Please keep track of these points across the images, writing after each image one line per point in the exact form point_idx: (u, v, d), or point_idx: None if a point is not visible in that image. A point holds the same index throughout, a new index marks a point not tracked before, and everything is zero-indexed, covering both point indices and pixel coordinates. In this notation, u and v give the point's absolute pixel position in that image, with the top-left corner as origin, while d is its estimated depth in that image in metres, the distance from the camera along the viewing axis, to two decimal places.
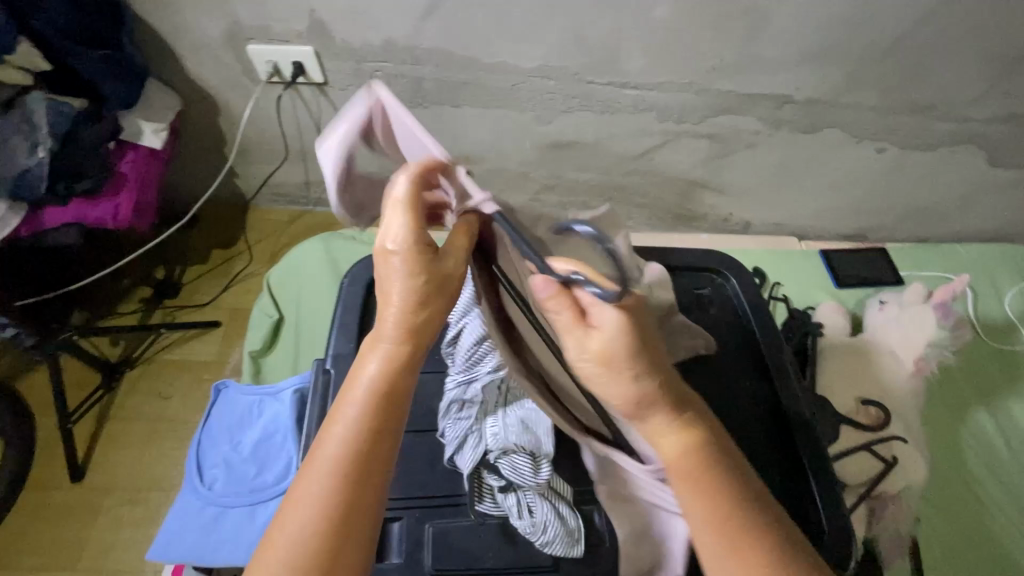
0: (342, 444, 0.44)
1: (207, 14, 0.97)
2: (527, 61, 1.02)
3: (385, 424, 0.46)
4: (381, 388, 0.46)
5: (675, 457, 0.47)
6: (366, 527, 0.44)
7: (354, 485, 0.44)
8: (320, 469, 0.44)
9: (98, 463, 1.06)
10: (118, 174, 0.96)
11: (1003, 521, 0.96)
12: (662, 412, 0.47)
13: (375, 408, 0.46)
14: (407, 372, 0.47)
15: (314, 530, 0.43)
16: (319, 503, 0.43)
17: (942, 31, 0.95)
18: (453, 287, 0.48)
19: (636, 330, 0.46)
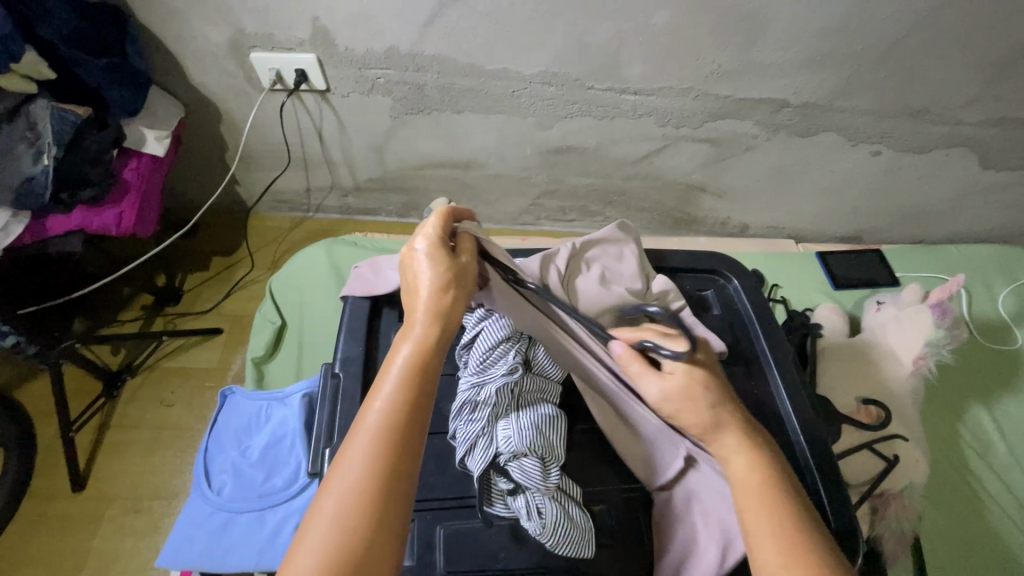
0: (380, 416, 0.46)
1: (211, 22, 0.98)
2: (529, 68, 1.03)
3: (418, 397, 0.48)
4: (415, 365, 0.49)
5: (744, 474, 0.52)
6: (404, 500, 0.44)
7: (392, 455, 0.44)
8: (359, 442, 0.45)
9: (100, 472, 1.05)
10: (122, 181, 0.96)
11: (1004, 517, 0.97)
12: (729, 433, 0.53)
13: (410, 383, 0.48)
14: (436, 353, 0.50)
15: (353, 500, 0.42)
16: (359, 474, 0.43)
17: (935, 36, 0.97)
18: (469, 278, 0.55)
19: (703, 378, 0.55)
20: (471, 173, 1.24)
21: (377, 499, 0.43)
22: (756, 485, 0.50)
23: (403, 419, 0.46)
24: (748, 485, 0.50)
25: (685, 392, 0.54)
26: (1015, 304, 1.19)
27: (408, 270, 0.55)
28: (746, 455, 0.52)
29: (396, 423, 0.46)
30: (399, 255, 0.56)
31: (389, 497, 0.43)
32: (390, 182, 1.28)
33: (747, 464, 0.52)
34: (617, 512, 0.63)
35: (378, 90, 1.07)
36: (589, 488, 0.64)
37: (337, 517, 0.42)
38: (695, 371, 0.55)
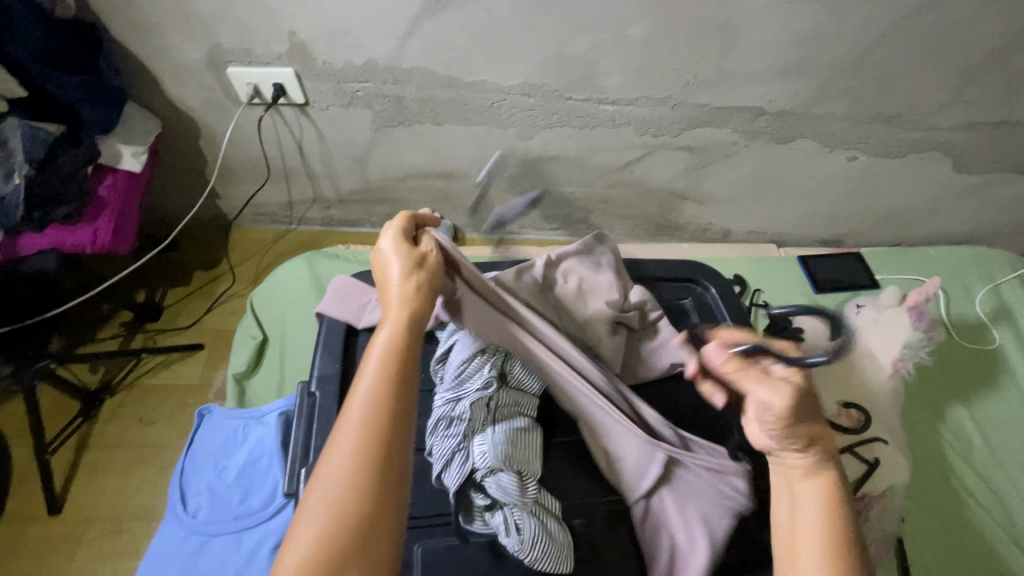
0: (368, 398, 0.47)
1: (187, 38, 0.97)
2: (508, 79, 1.04)
3: (403, 377, 0.49)
4: (397, 347, 0.50)
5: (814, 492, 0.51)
6: (396, 477, 0.44)
7: (380, 432, 0.45)
8: (348, 425, 0.46)
9: (78, 493, 1.03)
10: (98, 198, 0.95)
11: (986, 516, 0.98)
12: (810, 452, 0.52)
13: (389, 365, 0.49)
14: (414, 334, 0.52)
15: (346, 481, 0.43)
16: (351, 455, 0.44)
17: (904, 45, 0.99)
18: (433, 270, 0.58)
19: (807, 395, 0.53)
20: (453, 183, 1.25)
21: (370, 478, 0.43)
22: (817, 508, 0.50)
23: (389, 398, 0.47)
24: (809, 508, 0.51)
25: (795, 401, 0.52)
26: (992, 304, 1.21)
27: (380, 269, 0.57)
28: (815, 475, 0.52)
29: (383, 402, 0.47)
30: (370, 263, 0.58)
31: (383, 474, 0.44)
32: (373, 193, 1.27)
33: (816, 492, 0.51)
34: (593, 522, 0.63)
35: (358, 103, 1.07)
36: (568, 501, 0.64)
37: (334, 496, 0.43)
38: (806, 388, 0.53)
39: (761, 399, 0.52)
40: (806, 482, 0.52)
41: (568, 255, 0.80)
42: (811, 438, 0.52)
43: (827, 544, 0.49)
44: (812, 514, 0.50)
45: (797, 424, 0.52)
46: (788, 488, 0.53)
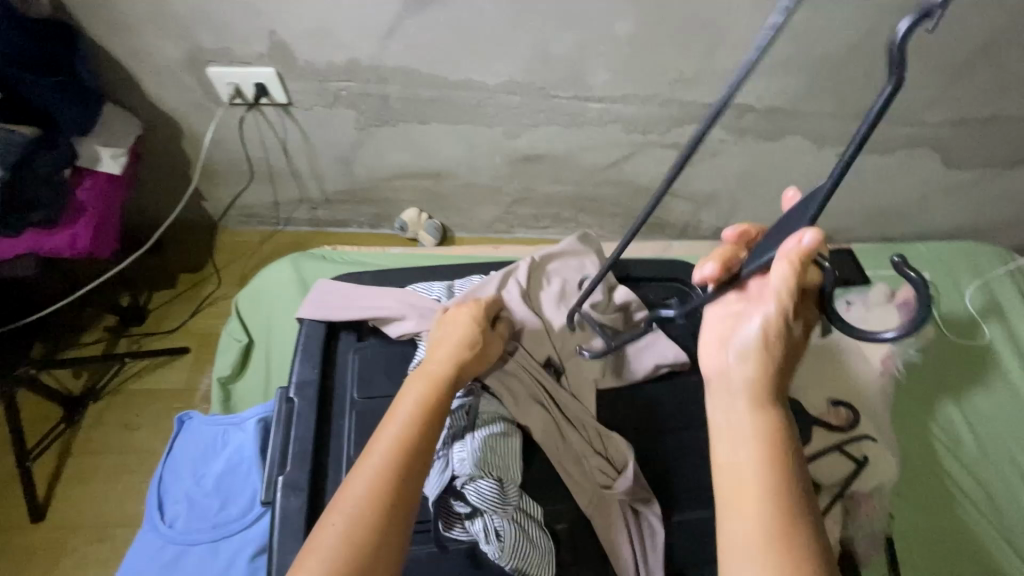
0: (406, 420, 0.50)
1: (166, 38, 0.96)
2: (494, 78, 1.02)
3: (440, 410, 0.52)
4: (439, 385, 0.54)
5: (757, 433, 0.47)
6: (416, 499, 0.46)
7: (403, 470, 0.46)
8: (381, 443, 0.48)
9: (62, 500, 1.02)
10: (76, 202, 0.94)
11: (976, 513, 0.98)
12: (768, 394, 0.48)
13: (422, 410, 0.51)
14: (450, 388, 0.55)
15: (362, 511, 0.44)
16: (381, 469, 0.46)
17: (891, 40, 0.98)
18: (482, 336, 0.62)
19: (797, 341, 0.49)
20: (441, 182, 1.23)
21: (395, 493, 0.45)
22: (757, 453, 0.46)
23: (426, 424, 0.50)
24: (745, 448, 0.46)
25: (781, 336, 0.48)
26: (982, 300, 1.21)
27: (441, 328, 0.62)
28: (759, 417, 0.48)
29: (419, 427, 0.50)
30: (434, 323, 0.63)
31: (406, 494, 0.46)
32: (360, 194, 1.26)
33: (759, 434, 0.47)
34: (572, 527, 0.65)
35: (342, 103, 1.06)
36: (548, 506, 0.65)
37: (356, 504, 0.44)
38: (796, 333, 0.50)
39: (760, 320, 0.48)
40: (748, 422, 0.47)
41: (551, 258, 0.80)
42: (767, 374, 0.48)
43: (764, 489, 0.44)
44: (749, 455, 0.46)
45: (767, 360, 0.48)
46: (726, 427, 0.48)
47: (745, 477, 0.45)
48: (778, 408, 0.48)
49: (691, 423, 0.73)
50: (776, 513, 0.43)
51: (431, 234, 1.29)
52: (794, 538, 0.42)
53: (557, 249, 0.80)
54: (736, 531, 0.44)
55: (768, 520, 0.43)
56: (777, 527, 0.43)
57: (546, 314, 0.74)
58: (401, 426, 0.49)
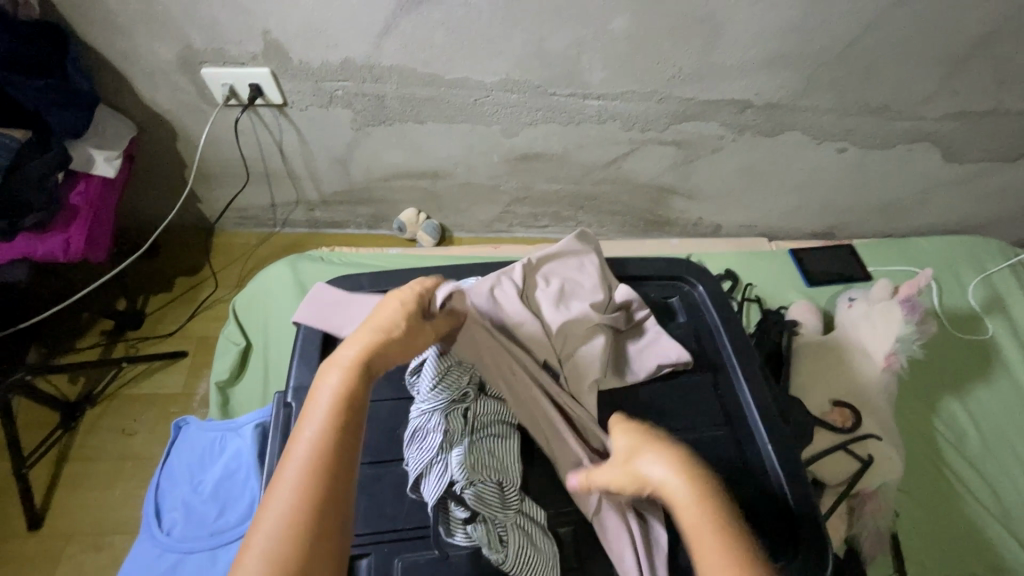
0: (321, 419, 0.47)
1: (158, 38, 0.95)
2: (490, 76, 1.01)
3: (357, 404, 0.49)
4: (355, 374, 0.51)
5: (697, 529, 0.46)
6: (344, 499, 0.45)
7: (324, 474, 0.45)
8: (299, 447, 0.46)
9: (59, 507, 1.01)
10: (69, 207, 0.93)
11: (982, 508, 0.97)
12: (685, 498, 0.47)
13: (339, 407, 0.48)
14: (366, 375, 0.52)
15: (286, 528, 0.42)
16: (299, 478, 0.44)
17: (891, 33, 0.97)
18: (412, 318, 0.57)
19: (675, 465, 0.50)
20: (438, 183, 1.22)
21: (315, 501, 0.43)
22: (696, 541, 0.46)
23: (340, 422, 0.48)
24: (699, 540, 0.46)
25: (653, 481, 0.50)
26: (984, 295, 1.20)
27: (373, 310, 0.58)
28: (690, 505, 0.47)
29: (336, 424, 0.47)
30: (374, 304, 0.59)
31: (326, 501, 0.44)
32: (357, 195, 1.25)
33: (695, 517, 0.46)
34: (576, 531, 0.65)
35: (337, 103, 1.05)
36: (554, 510, 0.65)
37: (279, 518, 0.42)
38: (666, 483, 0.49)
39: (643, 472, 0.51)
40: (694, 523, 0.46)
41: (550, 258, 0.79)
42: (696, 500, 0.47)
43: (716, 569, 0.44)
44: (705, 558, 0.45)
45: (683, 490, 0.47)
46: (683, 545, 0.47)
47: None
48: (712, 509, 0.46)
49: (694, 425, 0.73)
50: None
51: (429, 234, 1.28)
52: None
53: (558, 250, 0.79)
54: None
55: None
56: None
57: (544, 314, 0.73)
58: (316, 427, 0.47)
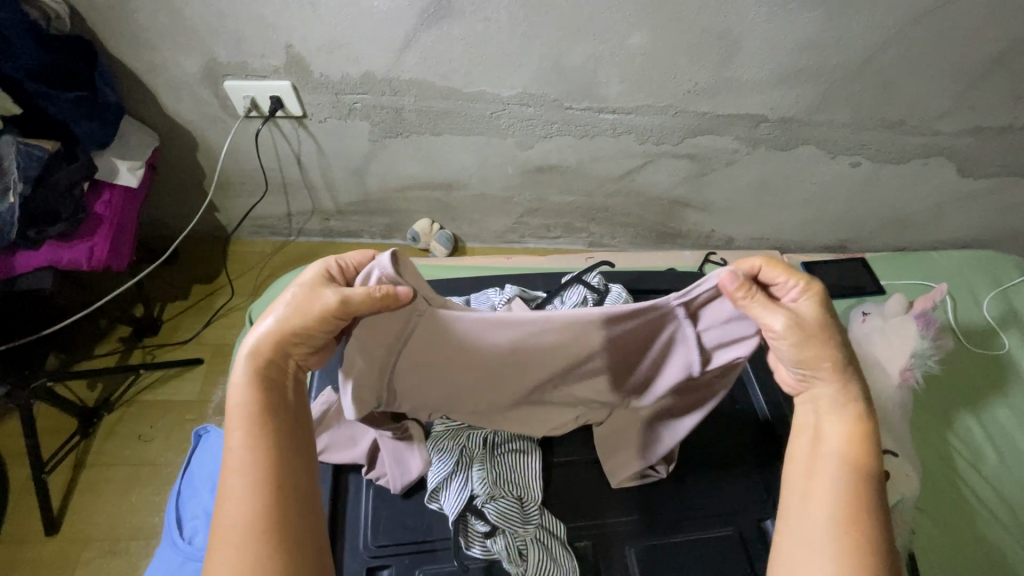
0: (243, 431, 0.53)
1: (184, 52, 0.97)
2: (507, 90, 1.03)
3: (272, 407, 0.54)
4: (258, 379, 0.55)
5: (845, 429, 0.56)
6: (294, 487, 0.52)
7: (262, 476, 0.51)
8: (231, 460, 0.52)
9: (75, 513, 1.02)
10: (93, 215, 0.95)
11: (1001, 529, 0.95)
12: (829, 387, 0.57)
13: (253, 414, 0.53)
14: (269, 378, 0.55)
15: (245, 530, 0.49)
16: (247, 484, 0.51)
17: (905, 51, 0.97)
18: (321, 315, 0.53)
19: (813, 328, 0.55)
20: (452, 194, 1.24)
21: (267, 499, 0.51)
22: (841, 436, 0.56)
23: (260, 423, 0.53)
24: (837, 435, 0.56)
25: (803, 324, 0.54)
26: (999, 310, 1.19)
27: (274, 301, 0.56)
28: (844, 413, 0.57)
29: (259, 431, 0.53)
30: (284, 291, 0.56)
31: (274, 490, 0.51)
32: (372, 205, 1.27)
33: (843, 424, 0.56)
34: (598, 545, 0.69)
35: (356, 115, 1.06)
36: (573, 524, 0.70)
37: (238, 522, 0.49)
38: (819, 329, 0.55)
39: (793, 301, 0.55)
40: (836, 422, 0.57)
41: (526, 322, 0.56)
42: (854, 402, 0.57)
43: (844, 465, 0.55)
44: (833, 450, 0.56)
45: (822, 371, 0.56)
46: (813, 427, 0.58)
47: (827, 451, 0.56)
48: (865, 418, 0.57)
49: (714, 438, 0.77)
50: (854, 478, 0.54)
51: (442, 244, 1.29)
52: (867, 490, 0.54)
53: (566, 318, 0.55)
54: (822, 486, 0.55)
55: (848, 488, 0.53)
56: (854, 495, 0.53)
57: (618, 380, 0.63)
58: (242, 438, 0.52)
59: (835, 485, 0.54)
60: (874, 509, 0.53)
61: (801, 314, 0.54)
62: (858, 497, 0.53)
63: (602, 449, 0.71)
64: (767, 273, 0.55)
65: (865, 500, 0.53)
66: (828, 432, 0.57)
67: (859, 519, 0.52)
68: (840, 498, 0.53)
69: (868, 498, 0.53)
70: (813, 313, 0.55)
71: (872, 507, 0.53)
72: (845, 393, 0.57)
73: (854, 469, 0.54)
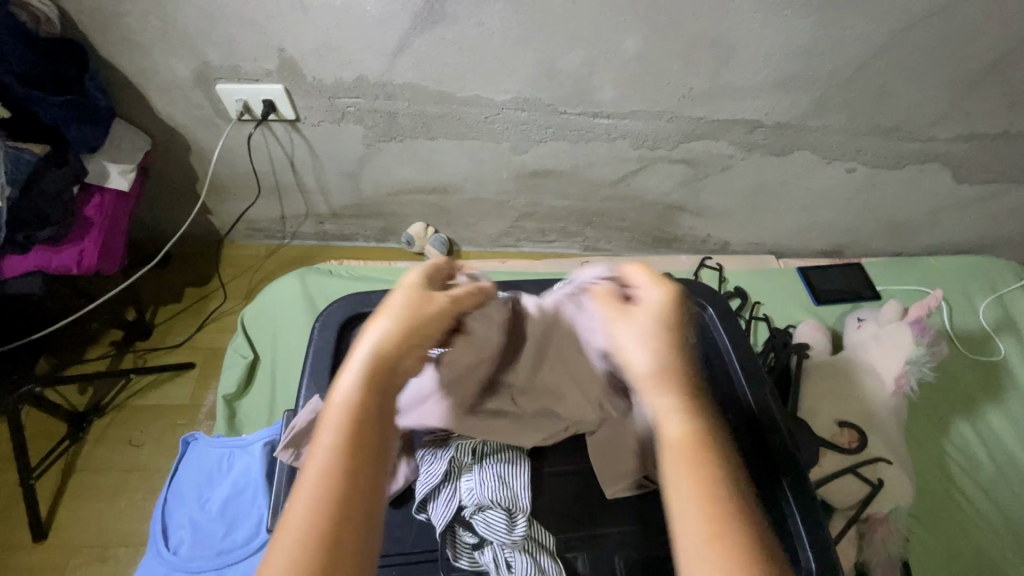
0: (336, 432, 0.44)
1: (176, 55, 0.96)
2: (500, 94, 1.02)
3: (375, 417, 0.46)
4: (370, 375, 0.47)
5: (687, 433, 0.45)
6: (371, 517, 0.42)
7: (337, 496, 0.42)
8: (314, 465, 0.43)
9: (64, 520, 1.01)
10: (83, 219, 0.94)
11: (996, 537, 0.95)
12: (678, 390, 0.47)
13: (353, 416, 0.45)
14: (387, 376, 0.48)
15: (299, 554, 0.39)
16: (318, 498, 0.41)
17: (901, 56, 0.97)
18: (438, 316, 0.52)
19: (667, 319, 0.51)
20: (447, 198, 1.23)
21: (334, 523, 0.41)
22: (688, 437, 0.45)
23: (358, 428, 0.45)
24: (679, 438, 0.45)
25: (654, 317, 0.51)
26: (995, 316, 1.19)
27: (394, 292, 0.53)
28: (681, 412, 0.46)
29: (352, 437, 0.44)
30: (397, 283, 0.54)
31: (353, 511, 0.42)
32: (367, 209, 1.26)
33: (684, 424, 0.45)
34: (592, 558, 0.68)
35: (350, 119, 1.06)
36: (565, 534, 0.70)
37: (296, 542, 0.40)
38: (670, 323, 0.50)
39: (646, 298, 0.52)
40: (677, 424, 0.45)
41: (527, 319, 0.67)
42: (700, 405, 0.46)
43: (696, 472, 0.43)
44: (680, 456, 0.44)
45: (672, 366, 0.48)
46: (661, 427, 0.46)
47: (673, 459, 0.44)
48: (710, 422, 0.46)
49: None
50: (703, 484, 0.42)
51: (437, 247, 1.29)
52: (729, 505, 0.42)
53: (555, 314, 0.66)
54: (678, 496, 0.43)
55: (705, 504, 0.42)
56: (714, 513, 0.41)
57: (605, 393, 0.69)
58: (333, 442, 0.44)
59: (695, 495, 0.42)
60: (742, 532, 0.41)
61: (651, 312, 0.51)
62: (716, 512, 0.41)
63: (596, 458, 0.72)
64: (632, 276, 0.56)
65: (729, 518, 0.41)
66: (660, 423, 0.46)
67: (727, 526, 0.41)
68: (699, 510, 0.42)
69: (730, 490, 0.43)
70: (662, 306, 0.51)
71: (744, 529, 0.41)
72: (669, 371, 0.47)
73: (694, 459, 0.44)
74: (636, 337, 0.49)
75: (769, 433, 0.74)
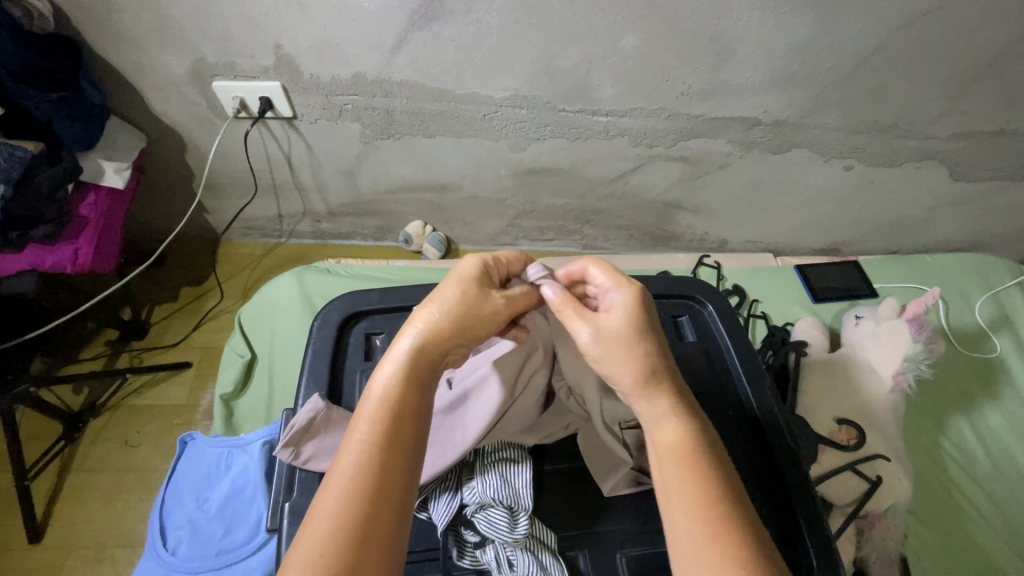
0: (373, 418, 0.48)
1: (171, 52, 0.95)
2: (499, 92, 1.02)
3: (411, 405, 0.50)
4: (409, 366, 0.52)
5: (675, 437, 0.52)
6: (398, 501, 0.45)
7: (372, 479, 0.45)
8: (351, 447, 0.47)
9: (60, 520, 1.00)
10: (78, 217, 0.94)
11: (992, 534, 0.95)
12: (664, 394, 0.54)
13: (390, 403, 0.49)
14: (423, 367, 0.52)
15: (335, 531, 0.42)
16: (353, 479, 0.45)
17: (899, 54, 0.97)
18: (477, 313, 0.56)
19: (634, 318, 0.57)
20: (446, 196, 1.23)
21: (370, 505, 0.44)
22: (682, 442, 0.51)
23: (395, 415, 0.48)
24: (675, 441, 0.51)
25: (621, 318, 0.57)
26: (990, 313, 1.20)
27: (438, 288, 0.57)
28: (675, 417, 0.53)
29: (388, 424, 0.48)
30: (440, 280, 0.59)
31: (389, 489, 0.45)
32: (364, 207, 1.26)
33: (674, 429, 0.52)
34: (592, 556, 0.68)
35: (347, 116, 1.05)
36: (566, 532, 0.70)
37: (332, 519, 0.43)
38: (638, 323, 0.57)
39: (613, 299, 0.59)
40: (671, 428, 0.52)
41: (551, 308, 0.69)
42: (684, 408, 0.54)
43: (691, 472, 0.49)
44: (674, 457, 0.50)
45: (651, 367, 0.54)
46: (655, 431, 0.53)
47: (668, 464, 0.50)
48: (692, 424, 0.53)
49: None
50: (696, 482, 0.48)
51: (435, 246, 1.28)
52: (725, 501, 0.47)
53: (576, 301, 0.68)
54: (675, 494, 0.48)
55: (699, 502, 0.47)
56: (709, 511, 0.47)
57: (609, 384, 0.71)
58: (370, 427, 0.47)
59: (692, 493, 0.48)
60: (736, 524, 0.46)
61: (617, 313, 0.57)
62: (711, 506, 0.47)
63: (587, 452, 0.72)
64: (596, 276, 0.62)
65: (722, 512, 0.47)
66: (653, 431, 0.53)
67: (723, 521, 0.46)
68: (694, 508, 0.47)
69: (721, 482, 0.49)
70: (632, 307, 0.58)
71: (735, 521, 0.46)
72: (653, 377, 0.54)
73: (682, 460, 0.50)
74: (609, 340, 0.56)
75: (767, 430, 0.74)
